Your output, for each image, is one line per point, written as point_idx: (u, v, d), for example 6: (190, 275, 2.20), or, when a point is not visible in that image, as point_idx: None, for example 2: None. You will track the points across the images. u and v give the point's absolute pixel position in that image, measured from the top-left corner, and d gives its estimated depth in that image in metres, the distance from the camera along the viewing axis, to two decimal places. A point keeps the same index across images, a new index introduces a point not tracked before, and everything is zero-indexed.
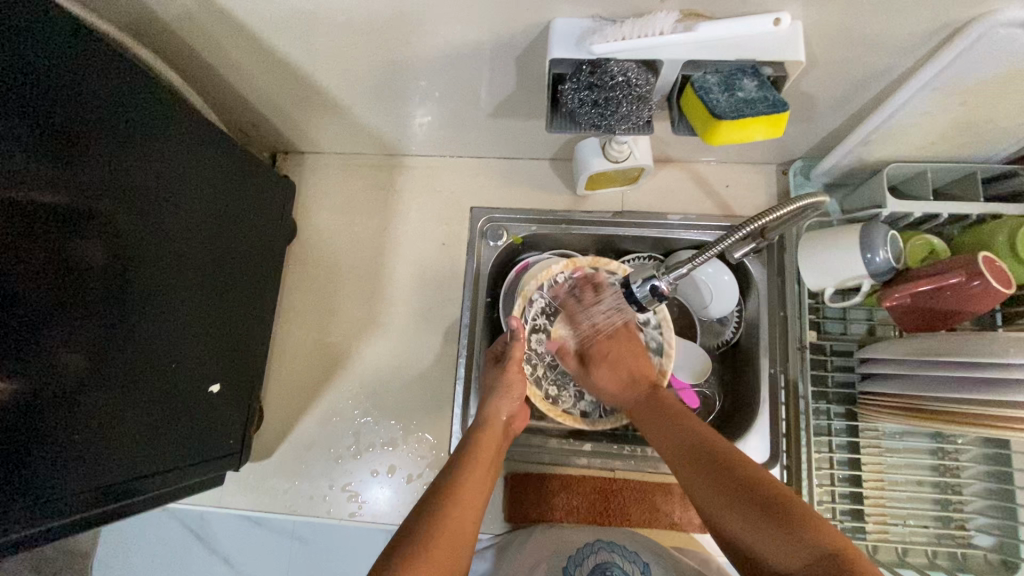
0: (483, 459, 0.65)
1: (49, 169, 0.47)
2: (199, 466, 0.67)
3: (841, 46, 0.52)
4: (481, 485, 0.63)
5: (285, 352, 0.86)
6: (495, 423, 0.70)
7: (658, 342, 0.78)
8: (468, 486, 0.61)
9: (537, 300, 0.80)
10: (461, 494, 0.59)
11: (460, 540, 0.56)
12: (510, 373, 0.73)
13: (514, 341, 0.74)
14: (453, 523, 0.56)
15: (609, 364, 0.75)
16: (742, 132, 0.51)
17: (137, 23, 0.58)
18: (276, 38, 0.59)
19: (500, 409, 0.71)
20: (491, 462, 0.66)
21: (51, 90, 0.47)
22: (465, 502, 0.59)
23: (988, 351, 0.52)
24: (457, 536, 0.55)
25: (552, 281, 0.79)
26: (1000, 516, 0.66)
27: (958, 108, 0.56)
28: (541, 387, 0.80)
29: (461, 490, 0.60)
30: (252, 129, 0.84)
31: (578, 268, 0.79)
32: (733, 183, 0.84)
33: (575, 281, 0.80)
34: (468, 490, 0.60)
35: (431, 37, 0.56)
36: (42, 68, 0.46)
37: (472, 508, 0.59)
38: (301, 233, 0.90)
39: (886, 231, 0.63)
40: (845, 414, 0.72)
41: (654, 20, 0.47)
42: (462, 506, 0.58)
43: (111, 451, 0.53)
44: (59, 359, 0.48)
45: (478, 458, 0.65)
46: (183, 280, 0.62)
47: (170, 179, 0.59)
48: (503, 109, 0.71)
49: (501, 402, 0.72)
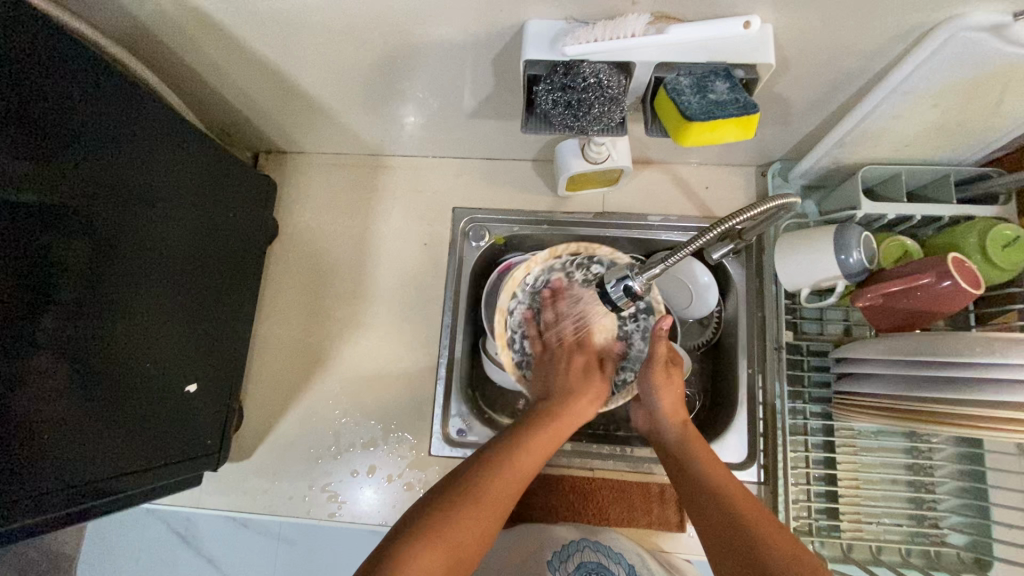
0: (546, 437, 0.65)
1: (27, 168, 0.47)
2: (175, 466, 0.66)
3: (812, 49, 0.53)
4: (537, 459, 0.63)
5: (266, 352, 0.86)
6: (570, 415, 0.68)
7: (646, 302, 0.77)
8: (524, 463, 0.61)
9: (516, 307, 0.78)
10: (513, 468, 0.60)
11: (502, 507, 0.57)
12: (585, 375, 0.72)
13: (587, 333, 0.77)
14: (501, 495, 0.57)
15: (671, 388, 0.69)
16: (712, 133, 0.52)
17: (111, 22, 0.58)
18: (256, 38, 0.59)
19: (580, 405, 0.69)
20: (552, 442, 0.66)
21: (32, 90, 0.47)
22: (511, 479, 0.59)
23: (957, 351, 0.53)
24: (504, 503, 0.57)
25: (521, 286, 0.78)
26: (973, 515, 0.67)
27: (930, 111, 0.57)
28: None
29: (514, 465, 0.60)
30: (233, 128, 0.84)
31: (541, 265, 0.78)
32: (713, 185, 0.84)
33: (546, 278, 0.79)
34: (523, 464, 0.61)
35: (410, 37, 0.56)
36: (23, 69, 0.46)
37: (521, 482, 0.60)
38: (284, 232, 0.90)
39: (859, 233, 0.64)
40: (821, 413, 0.73)
41: (626, 23, 0.48)
42: (512, 479, 0.59)
43: (83, 449, 0.53)
44: (36, 357, 0.48)
45: (538, 436, 0.64)
46: (164, 282, 0.62)
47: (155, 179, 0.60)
48: (483, 109, 0.71)
49: (581, 398, 0.69)
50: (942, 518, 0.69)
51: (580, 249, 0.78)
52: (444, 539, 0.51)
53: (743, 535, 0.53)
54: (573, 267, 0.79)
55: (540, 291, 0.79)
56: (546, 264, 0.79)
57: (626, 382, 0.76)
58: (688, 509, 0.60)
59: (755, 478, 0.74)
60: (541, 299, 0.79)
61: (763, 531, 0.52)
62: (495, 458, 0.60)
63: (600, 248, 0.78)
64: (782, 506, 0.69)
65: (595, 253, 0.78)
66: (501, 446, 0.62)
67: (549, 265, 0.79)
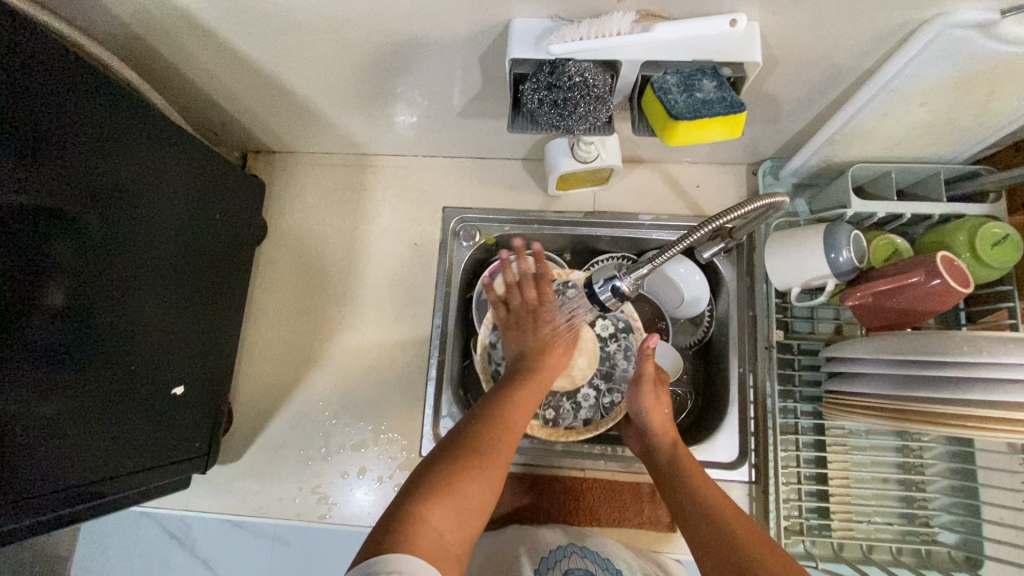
0: (531, 394, 0.65)
1: (22, 171, 0.47)
2: (165, 468, 0.66)
3: (799, 47, 0.52)
4: (526, 415, 0.63)
5: (256, 353, 0.85)
6: (549, 371, 0.70)
7: (623, 322, 0.82)
8: (516, 418, 0.61)
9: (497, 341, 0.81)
10: (506, 424, 0.60)
11: (503, 462, 0.56)
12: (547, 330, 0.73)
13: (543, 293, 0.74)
14: (501, 451, 0.57)
15: (658, 403, 0.70)
16: (700, 133, 0.51)
17: (95, 23, 0.57)
18: (241, 37, 0.58)
19: (555, 363, 0.71)
20: (538, 398, 0.66)
21: (26, 93, 0.47)
22: (507, 432, 0.59)
23: (945, 350, 0.53)
24: (504, 457, 0.57)
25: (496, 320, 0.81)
26: (963, 513, 0.67)
27: (919, 109, 0.57)
28: (537, 414, 0.80)
29: (507, 422, 0.60)
30: (221, 128, 0.83)
31: None
32: (703, 184, 0.84)
33: None
34: (514, 420, 0.61)
35: (397, 35, 0.56)
36: (17, 71, 0.47)
37: (513, 435, 0.60)
38: (273, 232, 0.89)
39: (848, 231, 0.64)
40: (812, 412, 0.73)
41: (612, 21, 0.47)
42: (508, 434, 0.59)
43: (65, 454, 0.52)
44: (19, 358, 0.47)
45: (525, 393, 0.65)
46: (149, 284, 0.61)
47: (149, 183, 0.60)
48: (471, 108, 0.71)
49: (555, 352, 0.71)
50: (933, 516, 0.69)
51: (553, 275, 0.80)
52: (453, 493, 0.50)
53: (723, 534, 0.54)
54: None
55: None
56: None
57: (613, 404, 0.80)
58: (678, 517, 0.61)
59: (747, 478, 0.74)
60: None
61: (744, 532, 0.54)
62: (486, 416, 0.60)
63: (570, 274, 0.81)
64: (772, 506, 0.69)
65: (568, 277, 0.81)
66: (488, 404, 0.62)
67: None
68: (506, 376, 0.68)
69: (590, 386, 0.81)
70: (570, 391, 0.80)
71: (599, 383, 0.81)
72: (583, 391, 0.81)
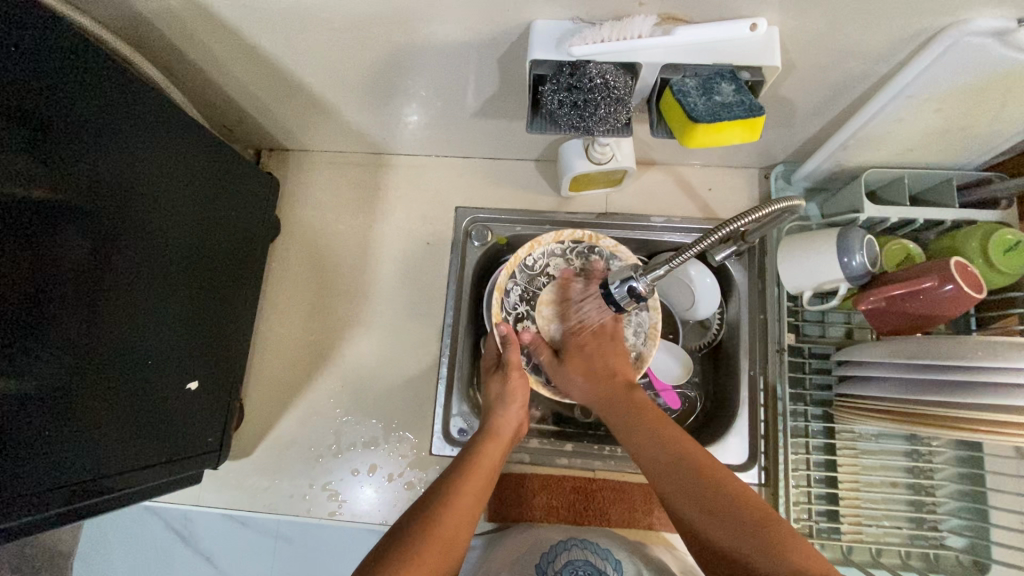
0: (480, 473, 0.63)
1: (32, 164, 0.47)
2: (178, 463, 0.67)
3: (817, 52, 0.53)
4: (477, 493, 0.61)
5: (268, 349, 0.85)
6: (503, 435, 0.69)
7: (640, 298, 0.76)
8: (464, 500, 0.59)
9: (512, 289, 0.76)
10: (453, 506, 0.57)
11: (451, 551, 0.54)
12: (511, 379, 0.72)
13: (508, 344, 0.72)
14: (447, 532, 0.55)
15: (580, 363, 0.71)
16: (717, 135, 0.52)
17: (117, 18, 0.57)
18: (260, 34, 0.59)
19: (510, 420, 0.71)
20: (490, 472, 0.64)
21: (37, 84, 0.47)
22: (452, 517, 0.56)
23: (960, 355, 0.53)
24: (447, 543, 0.54)
25: (521, 266, 0.77)
26: (972, 517, 0.68)
27: (933, 116, 0.57)
28: (541, 373, 0.75)
29: (455, 504, 0.58)
30: (237, 126, 0.84)
31: (543, 247, 0.77)
32: (715, 187, 0.85)
33: (545, 262, 0.77)
34: (462, 500, 0.59)
35: (417, 36, 0.56)
36: (29, 64, 0.46)
37: (466, 519, 0.57)
38: (286, 230, 0.90)
39: (862, 236, 0.64)
40: (823, 415, 0.73)
41: (633, 24, 0.48)
42: (455, 516, 0.57)
43: (76, 447, 0.52)
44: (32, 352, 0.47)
45: (474, 472, 0.62)
46: (150, 282, 0.60)
47: (162, 177, 0.60)
48: (487, 108, 0.72)
49: (512, 405, 0.71)
50: (942, 520, 0.70)
51: (584, 237, 0.77)
52: None
53: (722, 535, 0.52)
54: (574, 254, 0.77)
55: (538, 275, 0.77)
56: (548, 248, 0.78)
57: None
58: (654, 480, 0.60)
59: (756, 480, 0.75)
60: (538, 284, 0.77)
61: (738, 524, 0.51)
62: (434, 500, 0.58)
63: (603, 240, 0.77)
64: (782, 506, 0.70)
65: (597, 243, 0.77)
66: (443, 487, 0.60)
67: (551, 249, 0.78)
68: (464, 450, 0.67)
69: None
70: None
71: None
72: None
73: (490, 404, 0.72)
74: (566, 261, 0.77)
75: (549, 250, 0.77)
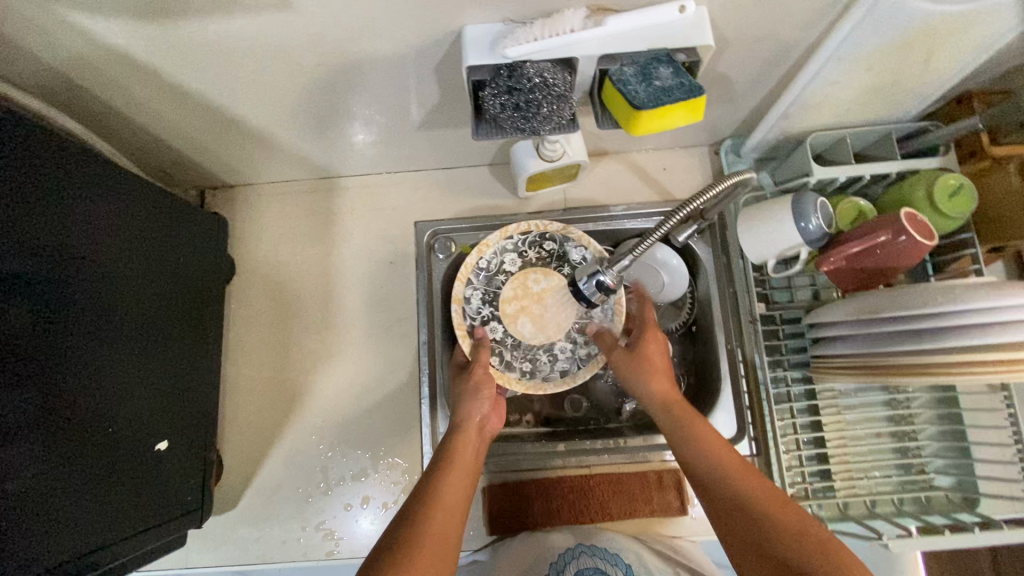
0: (460, 466, 0.60)
1: None
2: (156, 530, 0.63)
3: (748, 26, 0.53)
4: (461, 492, 0.58)
5: (239, 394, 0.82)
6: (474, 420, 0.66)
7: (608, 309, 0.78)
8: (446, 498, 0.56)
9: (472, 295, 0.78)
10: (436, 503, 0.55)
11: (447, 548, 0.51)
12: (476, 374, 0.71)
13: (479, 348, 0.73)
14: (437, 529, 0.52)
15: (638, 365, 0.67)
16: (661, 121, 0.52)
17: (22, 73, 0.54)
18: (180, 70, 0.56)
19: (477, 407, 0.67)
20: (469, 466, 0.61)
21: None
22: (439, 513, 0.54)
23: (924, 303, 0.55)
24: (443, 544, 0.51)
25: (475, 272, 0.78)
26: (954, 455, 0.70)
27: (865, 75, 0.59)
28: (514, 368, 0.76)
29: (440, 499, 0.55)
30: (175, 168, 0.80)
31: (496, 247, 0.79)
32: (669, 169, 0.86)
33: (500, 260, 0.79)
34: (448, 499, 0.55)
35: (349, 53, 0.54)
36: None
37: (456, 515, 0.55)
38: (244, 269, 0.87)
39: (814, 199, 0.65)
40: (802, 378, 0.75)
41: (563, 19, 0.47)
42: (444, 514, 0.54)
43: (40, 531, 0.48)
44: None
45: (452, 466, 0.60)
46: (100, 343, 0.56)
47: (101, 231, 0.57)
48: (432, 118, 0.70)
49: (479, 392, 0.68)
50: (927, 463, 0.72)
51: (532, 227, 0.79)
52: None
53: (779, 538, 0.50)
54: (526, 245, 0.80)
55: (494, 275, 0.79)
56: (499, 246, 0.79)
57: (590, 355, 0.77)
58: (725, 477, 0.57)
59: (749, 452, 0.76)
60: (497, 283, 0.79)
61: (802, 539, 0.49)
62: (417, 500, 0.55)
63: (555, 226, 0.79)
64: (777, 474, 0.71)
65: (547, 230, 0.79)
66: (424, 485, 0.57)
67: (502, 246, 0.80)
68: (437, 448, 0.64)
69: (566, 339, 0.77)
70: (547, 344, 0.77)
71: (576, 336, 0.78)
72: (560, 343, 0.77)
73: (456, 398, 0.70)
74: (521, 253, 0.79)
75: (503, 249, 0.79)
